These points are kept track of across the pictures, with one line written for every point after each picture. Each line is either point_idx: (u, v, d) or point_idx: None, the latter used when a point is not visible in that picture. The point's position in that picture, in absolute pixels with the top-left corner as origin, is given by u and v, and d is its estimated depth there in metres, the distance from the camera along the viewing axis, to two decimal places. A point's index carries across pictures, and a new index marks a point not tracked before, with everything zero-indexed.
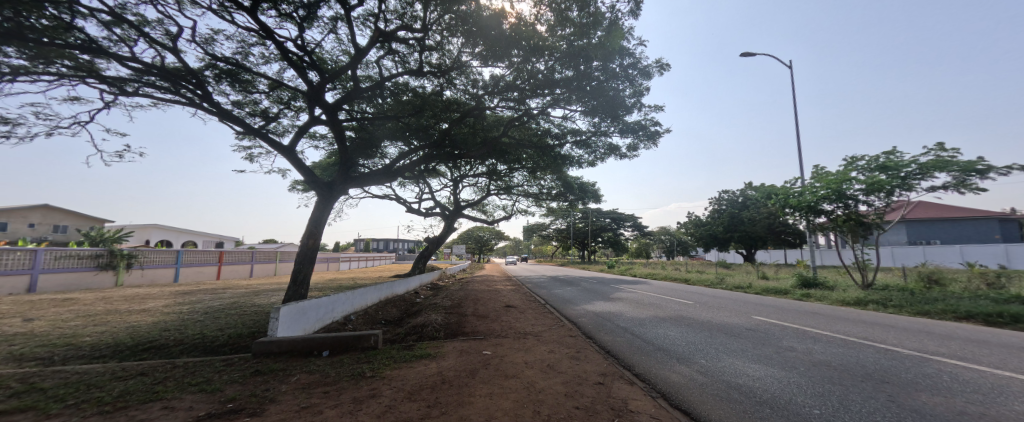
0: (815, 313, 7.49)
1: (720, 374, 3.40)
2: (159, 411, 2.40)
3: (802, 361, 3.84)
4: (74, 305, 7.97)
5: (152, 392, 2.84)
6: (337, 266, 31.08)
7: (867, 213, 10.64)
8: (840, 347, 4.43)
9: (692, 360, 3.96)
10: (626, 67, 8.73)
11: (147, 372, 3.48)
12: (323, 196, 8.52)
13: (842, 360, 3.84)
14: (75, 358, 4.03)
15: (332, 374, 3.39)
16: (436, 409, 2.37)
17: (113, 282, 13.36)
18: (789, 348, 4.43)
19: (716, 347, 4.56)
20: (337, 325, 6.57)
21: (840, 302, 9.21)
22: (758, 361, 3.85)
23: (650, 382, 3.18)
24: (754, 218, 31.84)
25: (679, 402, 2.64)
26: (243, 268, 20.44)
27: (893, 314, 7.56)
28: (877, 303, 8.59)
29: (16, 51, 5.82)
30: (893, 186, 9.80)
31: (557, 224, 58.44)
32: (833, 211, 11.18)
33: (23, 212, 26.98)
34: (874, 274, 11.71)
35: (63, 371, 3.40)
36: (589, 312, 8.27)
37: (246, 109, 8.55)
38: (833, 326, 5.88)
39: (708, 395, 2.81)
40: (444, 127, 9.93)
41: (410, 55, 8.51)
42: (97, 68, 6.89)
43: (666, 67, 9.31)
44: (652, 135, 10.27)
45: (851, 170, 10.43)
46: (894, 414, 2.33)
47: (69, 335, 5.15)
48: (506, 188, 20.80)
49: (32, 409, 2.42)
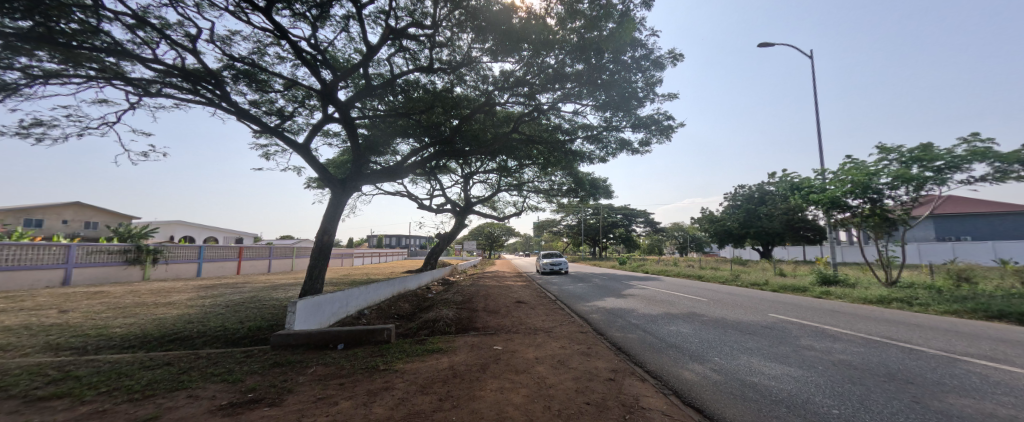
0: (838, 311, 7.21)
1: (734, 372, 3.35)
2: (184, 400, 2.50)
3: (821, 360, 3.73)
4: (105, 298, 8.37)
5: (178, 381, 2.97)
6: (351, 262, 31.75)
7: (893, 208, 10.23)
8: (862, 347, 4.29)
9: (706, 358, 3.90)
10: (637, 59, 8.58)
11: (172, 362, 3.64)
12: (338, 193, 8.68)
13: (861, 360, 3.74)
14: (106, 349, 4.23)
15: (347, 367, 3.47)
16: (447, 403, 2.41)
17: (140, 276, 13.96)
18: (808, 347, 4.31)
19: (731, 345, 4.47)
20: (350, 319, 6.69)
21: (862, 300, 8.91)
22: (775, 360, 3.76)
23: (662, 379, 3.15)
24: (771, 214, 31.10)
25: (692, 400, 2.61)
26: (262, 263, 21.08)
27: (918, 313, 7.28)
28: (901, 302, 8.28)
29: (48, 55, 6.08)
30: (921, 180, 9.41)
31: (567, 221, 58.13)
32: (857, 206, 10.78)
33: (56, 209, 28.38)
34: (898, 270, 11.32)
35: (94, 361, 3.58)
36: (601, 308, 8.20)
37: (263, 109, 8.75)
38: (854, 325, 5.69)
39: (723, 394, 2.76)
40: (454, 124, 10.00)
41: (420, 52, 8.53)
42: (123, 71, 7.13)
43: (680, 57, 9.03)
44: (665, 129, 10.06)
45: (882, 163, 9.99)
46: (919, 415, 2.25)
47: (100, 326, 5.40)
48: (517, 184, 20.74)
49: (68, 396, 2.56)
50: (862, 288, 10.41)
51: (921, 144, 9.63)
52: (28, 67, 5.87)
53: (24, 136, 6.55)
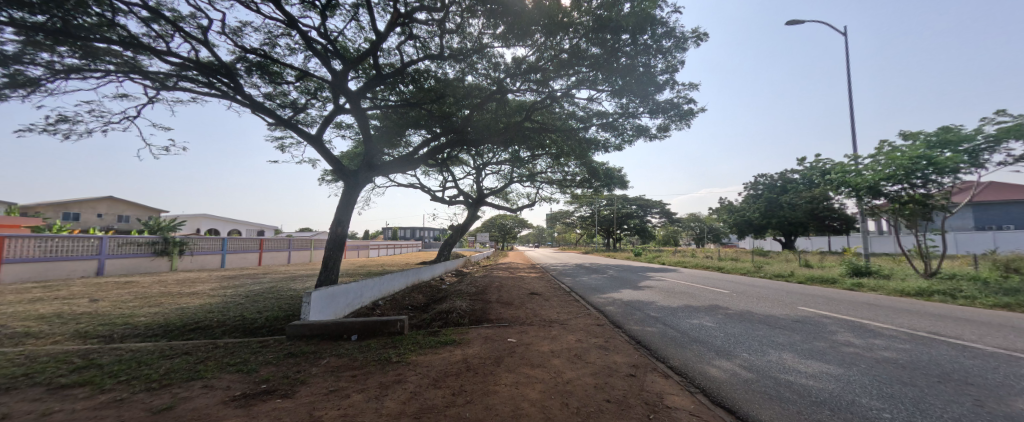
0: (876, 305, 6.85)
1: (767, 370, 3.18)
2: (198, 390, 2.56)
3: (862, 357, 3.51)
4: (135, 288, 8.77)
5: (193, 371, 3.04)
6: (367, 253, 32.43)
7: (933, 194, 9.66)
8: (907, 344, 4.01)
9: (733, 354, 3.76)
10: (659, 38, 8.14)
11: (191, 351, 3.75)
12: (351, 184, 8.74)
13: (908, 357, 3.50)
14: (131, 337, 4.42)
15: (360, 359, 3.49)
16: (461, 398, 2.38)
17: (168, 266, 14.60)
18: (845, 344, 4.08)
19: (759, 340, 4.30)
20: (365, 310, 6.80)
21: (898, 292, 8.49)
22: (811, 357, 3.57)
23: (688, 376, 3.04)
24: (793, 203, 29.98)
25: (720, 399, 2.50)
26: (282, 255, 21.74)
27: (962, 306, 6.88)
28: (942, 295, 7.84)
29: (68, 50, 6.25)
30: (962, 164, 8.83)
31: (580, 212, 57.53)
32: (894, 193, 10.17)
33: (92, 203, 29.96)
34: (939, 261, 10.70)
35: (117, 349, 3.72)
36: (617, 300, 8.07)
37: (277, 101, 8.85)
38: (895, 320, 5.38)
39: (755, 393, 2.62)
40: (466, 114, 9.73)
41: (430, 40, 8.43)
42: (140, 65, 7.30)
43: (704, 36, 8.59)
44: (685, 114, 9.69)
45: (919, 147, 9.40)
46: (982, 418, 2.06)
47: (126, 315, 5.65)
48: (529, 175, 20.57)
49: (89, 384, 2.66)
50: (896, 280, 9.93)
51: (947, 124, 9.10)
52: (50, 63, 6.07)
53: (50, 132, 6.81)
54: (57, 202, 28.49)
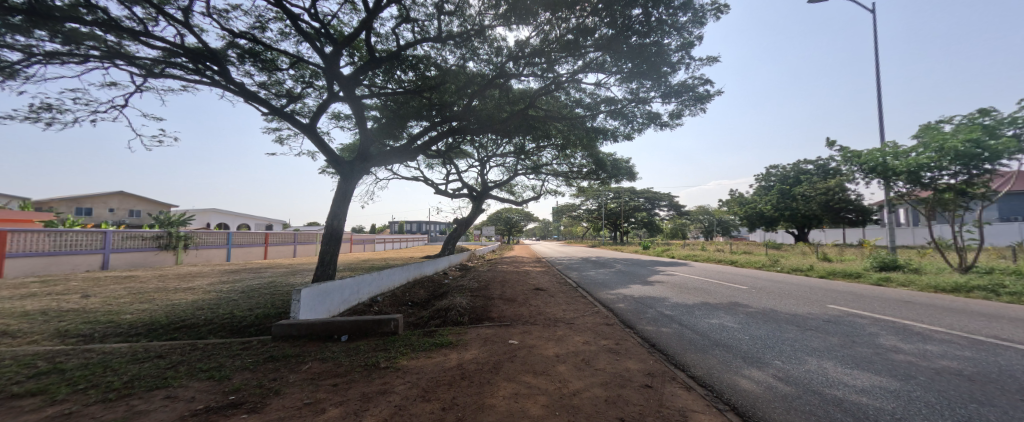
0: (914, 303, 6.50)
1: (807, 383, 2.97)
2: (159, 402, 2.44)
3: (918, 368, 3.26)
4: (133, 283, 8.80)
5: (159, 378, 2.94)
6: (372, 247, 32.62)
7: (972, 182, 9.16)
8: (971, 351, 3.74)
9: (763, 361, 3.55)
10: (675, 12, 7.72)
11: (164, 354, 3.65)
12: (347, 175, 8.58)
13: (974, 367, 3.24)
14: (111, 336, 4.36)
15: (345, 364, 3.36)
16: (450, 414, 2.21)
17: (173, 261, 14.75)
18: (894, 350, 3.82)
19: (791, 345, 4.07)
20: (362, 307, 6.70)
21: (932, 289, 8.12)
22: (856, 367, 3.34)
23: (713, 390, 2.84)
24: (807, 195, 29.23)
25: (755, 420, 2.30)
26: (286, 249, 21.86)
27: (1008, 305, 6.50)
28: (984, 291, 7.50)
29: (47, 33, 6.15)
30: (1007, 148, 8.37)
31: (586, 205, 57.02)
32: (925, 181, 9.72)
33: (103, 198, 30.67)
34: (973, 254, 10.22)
35: (90, 351, 3.65)
36: (626, 297, 7.85)
37: (271, 90, 8.72)
38: (945, 322, 5.07)
39: (798, 414, 2.39)
40: (466, 103, 9.51)
41: (429, 24, 8.18)
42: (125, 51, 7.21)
43: (724, 8, 8.15)
44: (700, 97, 9.32)
45: (958, 130, 8.91)
46: None
47: (113, 312, 5.61)
48: (534, 167, 20.28)
49: (41, 394, 2.55)
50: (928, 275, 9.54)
51: (988, 107, 8.65)
52: (28, 46, 5.98)
53: (36, 120, 6.78)
54: (70, 197, 29.14)
